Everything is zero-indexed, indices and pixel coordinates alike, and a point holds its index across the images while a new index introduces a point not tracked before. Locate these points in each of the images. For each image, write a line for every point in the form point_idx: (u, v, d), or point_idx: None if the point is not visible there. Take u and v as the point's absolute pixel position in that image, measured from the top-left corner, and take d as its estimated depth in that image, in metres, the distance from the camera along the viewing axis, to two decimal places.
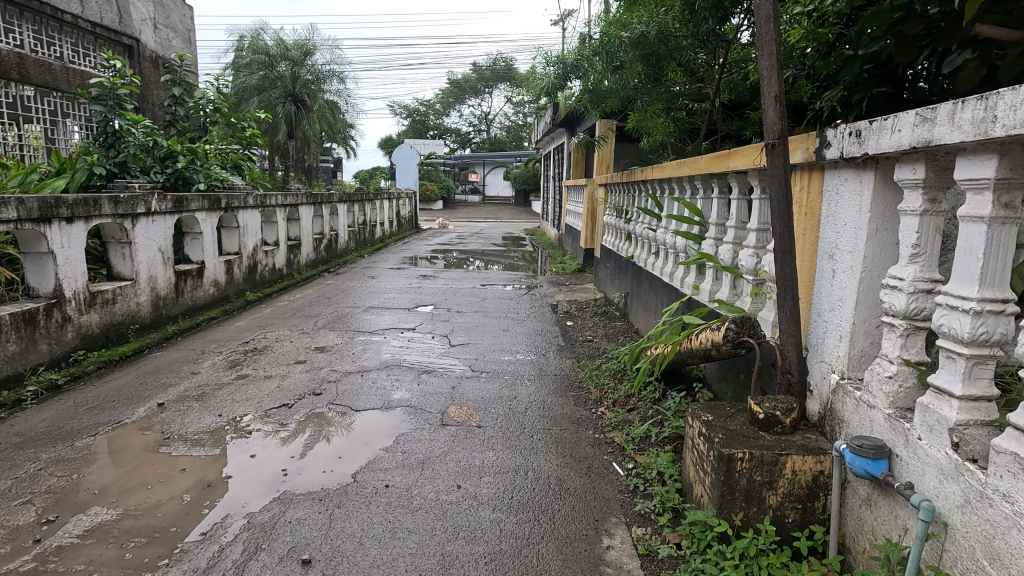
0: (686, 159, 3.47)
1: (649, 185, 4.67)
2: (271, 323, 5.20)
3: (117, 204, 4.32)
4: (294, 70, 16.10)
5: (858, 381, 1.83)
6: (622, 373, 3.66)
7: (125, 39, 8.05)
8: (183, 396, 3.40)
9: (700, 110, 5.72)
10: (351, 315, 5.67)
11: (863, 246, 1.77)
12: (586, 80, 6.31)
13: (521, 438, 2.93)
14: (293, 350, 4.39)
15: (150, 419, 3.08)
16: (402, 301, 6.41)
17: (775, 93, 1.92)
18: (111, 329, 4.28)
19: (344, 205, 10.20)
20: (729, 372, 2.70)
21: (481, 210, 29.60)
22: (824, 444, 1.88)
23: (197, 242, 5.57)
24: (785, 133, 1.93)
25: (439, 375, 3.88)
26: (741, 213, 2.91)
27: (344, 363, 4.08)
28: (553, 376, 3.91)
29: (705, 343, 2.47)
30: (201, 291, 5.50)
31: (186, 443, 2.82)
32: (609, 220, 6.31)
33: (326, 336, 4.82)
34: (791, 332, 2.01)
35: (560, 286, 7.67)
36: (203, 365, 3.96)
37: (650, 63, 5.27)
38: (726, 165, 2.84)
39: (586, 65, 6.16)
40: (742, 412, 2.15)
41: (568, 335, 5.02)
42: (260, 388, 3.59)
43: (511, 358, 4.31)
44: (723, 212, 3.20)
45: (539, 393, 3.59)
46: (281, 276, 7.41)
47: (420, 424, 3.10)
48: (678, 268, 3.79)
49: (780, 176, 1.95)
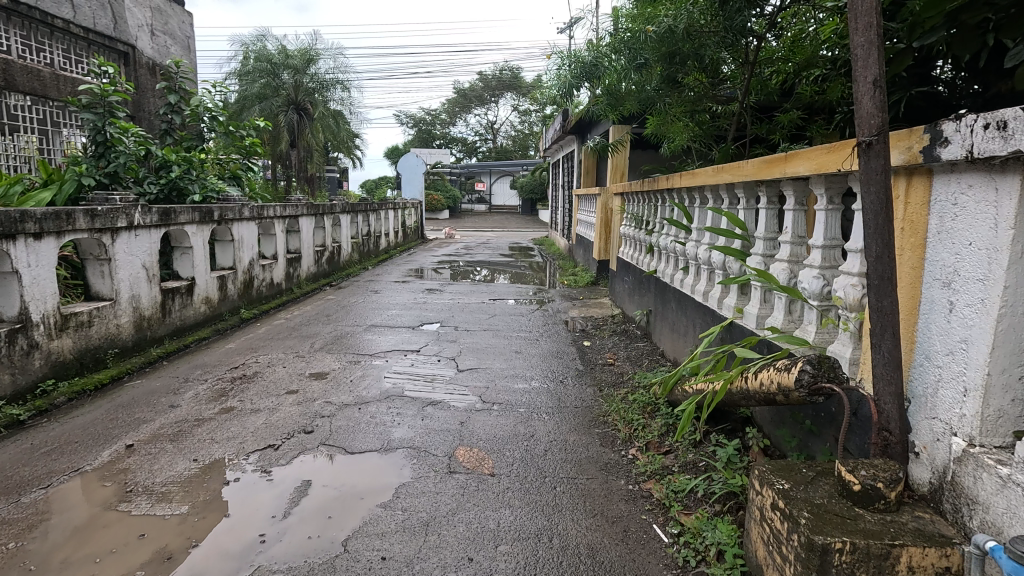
0: (725, 166, 3.06)
1: (676, 194, 4.26)
2: (264, 345, 4.81)
3: (94, 217, 3.96)
4: (296, 79, 15.84)
5: (993, 450, 1.41)
6: (653, 408, 3.24)
7: (120, 45, 7.80)
8: (156, 436, 3.01)
9: (726, 113, 5.33)
10: (351, 334, 5.27)
11: (1003, 274, 1.35)
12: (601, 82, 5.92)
13: (542, 491, 2.51)
14: (285, 378, 3.98)
15: (114, 466, 2.68)
16: (406, 318, 6.01)
17: (874, 77, 1.50)
18: (87, 355, 3.90)
19: (347, 216, 9.85)
20: (792, 418, 2.27)
21: (488, 219, 29.26)
22: (945, 529, 1.45)
23: (187, 257, 5.20)
24: (886, 128, 1.51)
25: (445, 408, 3.47)
26: (798, 227, 2.49)
27: (341, 394, 3.68)
28: (575, 409, 3.48)
29: (768, 386, 2.04)
30: (190, 310, 5.13)
31: (150, 498, 2.42)
32: (626, 231, 5.89)
33: (322, 361, 4.42)
34: (893, 381, 1.58)
35: (574, 300, 7.23)
36: (185, 397, 3.56)
37: (673, 62, 4.89)
38: (779, 170, 2.42)
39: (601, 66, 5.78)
40: (824, 477, 1.72)
41: (586, 358, 4.59)
42: (245, 424, 3.19)
43: (526, 387, 3.88)
44: (772, 225, 2.78)
45: (560, 430, 3.16)
46: (279, 291, 7.03)
47: (424, 472, 2.68)
48: (715, 286, 3.37)
49: (878, 183, 1.54)
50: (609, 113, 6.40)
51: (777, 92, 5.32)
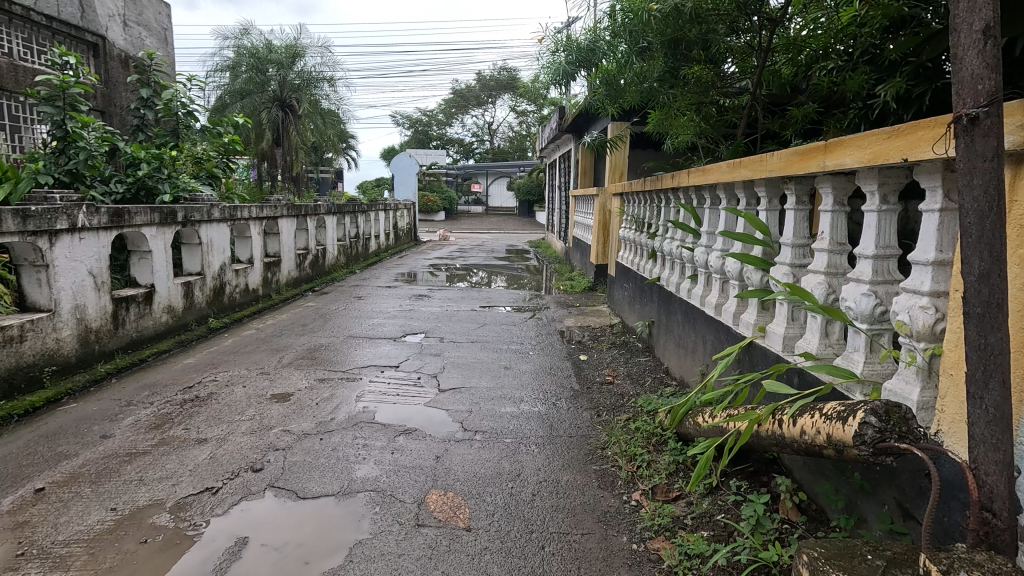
0: (742, 160, 2.65)
1: (683, 193, 3.82)
2: (226, 360, 4.35)
3: (25, 219, 3.50)
4: (282, 74, 15.38)
5: None
6: (660, 440, 2.81)
7: (88, 36, 7.42)
8: (75, 476, 2.55)
9: (735, 107, 4.91)
10: (325, 347, 4.81)
11: None
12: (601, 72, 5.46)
13: (527, 553, 2.06)
14: (242, 400, 3.52)
15: (13, 518, 2.23)
16: (388, 328, 5.55)
17: (984, 24, 1.07)
18: (18, 374, 3.45)
19: (333, 218, 9.40)
20: (836, 472, 1.83)
21: (485, 221, 28.78)
22: None
23: (145, 262, 4.74)
24: (1000, 95, 1.07)
25: (419, 439, 3.01)
26: (837, 232, 2.06)
27: (302, 421, 3.22)
28: (569, 439, 3.03)
29: (810, 435, 1.61)
30: (148, 320, 4.68)
31: (45, 564, 1.97)
32: (627, 235, 5.44)
33: (288, 379, 3.96)
34: (1002, 447, 1.13)
35: (571, 307, 6.78)
36: (121, 425, 3.10)
37: (675, 50, 4.59)
38: (817, 162, 1.98)
39: (600, 54, 5.35)
40: (897, 570, 1.27)
41: (583, 375, 4.14)
42: (184, 460, 2.73)
43: (514, 411, 3.43)
44: (803, 229, 2.34)
45: (551, 467, 2.71)
46: (255, 297, 6.58)
47: (386, 526, 2.23)
48: (730, 299, 2.94)
49: (986, 172, 1.10)
50: (607, 107, 5.96)
51: (790, 84, 4.89)
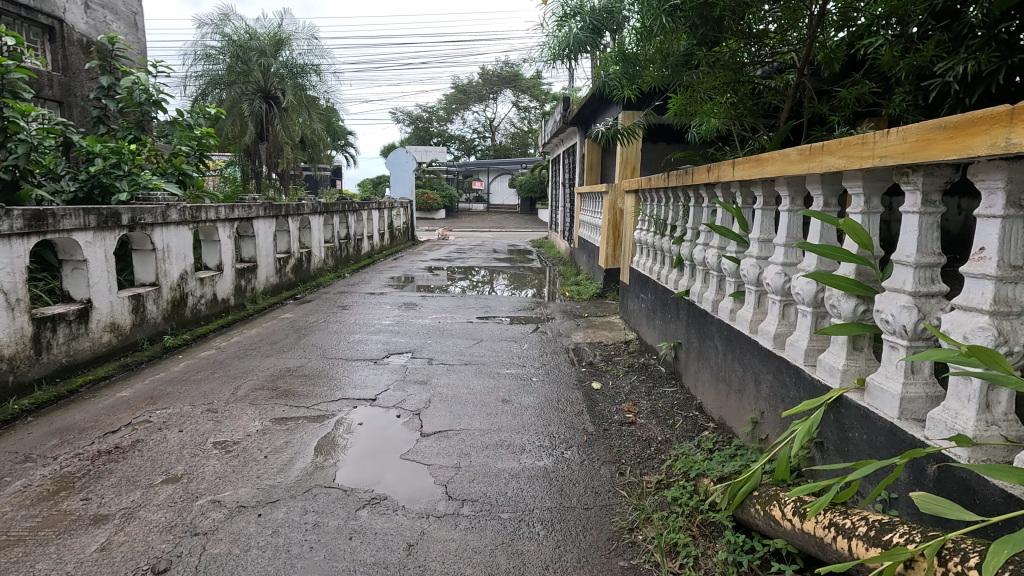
0: (825, 143, 1.91)
1: (721, 189, 3.09)
2: (169, 392, 3.63)
3: None
4: (263, 62, 14.70)
5: None
6: (709, 523, 2.09)
7: (42, 18, 7.97)
8: None
9: (773, 90, 4.19)
10: (293, 372, 4.10)
11: None
12: (626, 39, 4.63)
13: None
14: (172, 452, 2.80)
15: None
16: (370, 347, 4.82)
17: None
18: None
19: (321, 218, 8.72)
20: None
21: (484, 219, 27.99)
22: None
23: (80, 273, 4.02)
24: None
25: (387, 514, 2.29)
26: (1011, 249, 1.33)
27: (240, 487, 2.49)
28: (585, 513, 2.30)
29: None
30: (84, 341, 3.97)
31: None
32: (644, 238, 4.72)
33: (239, 419, 3.24)
34: None
35: (578, 318, 6.05)
36: (3, 494, 2.40)
37: (708, 17, 3.68)
38: (1001, 138, 1.22)
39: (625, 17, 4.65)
40: None
41: (597, 412, 3.39)
42: (63, 555, 2.01)
43: (513, 466, 2.71)
44: (932, 241, 1.59)
45: (562, 564, 1.99)
46: (225, 307, 5.88)
47: None
48: (799, 333, 2.21)
49: None
50: (621, 89, 5.16)
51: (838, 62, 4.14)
